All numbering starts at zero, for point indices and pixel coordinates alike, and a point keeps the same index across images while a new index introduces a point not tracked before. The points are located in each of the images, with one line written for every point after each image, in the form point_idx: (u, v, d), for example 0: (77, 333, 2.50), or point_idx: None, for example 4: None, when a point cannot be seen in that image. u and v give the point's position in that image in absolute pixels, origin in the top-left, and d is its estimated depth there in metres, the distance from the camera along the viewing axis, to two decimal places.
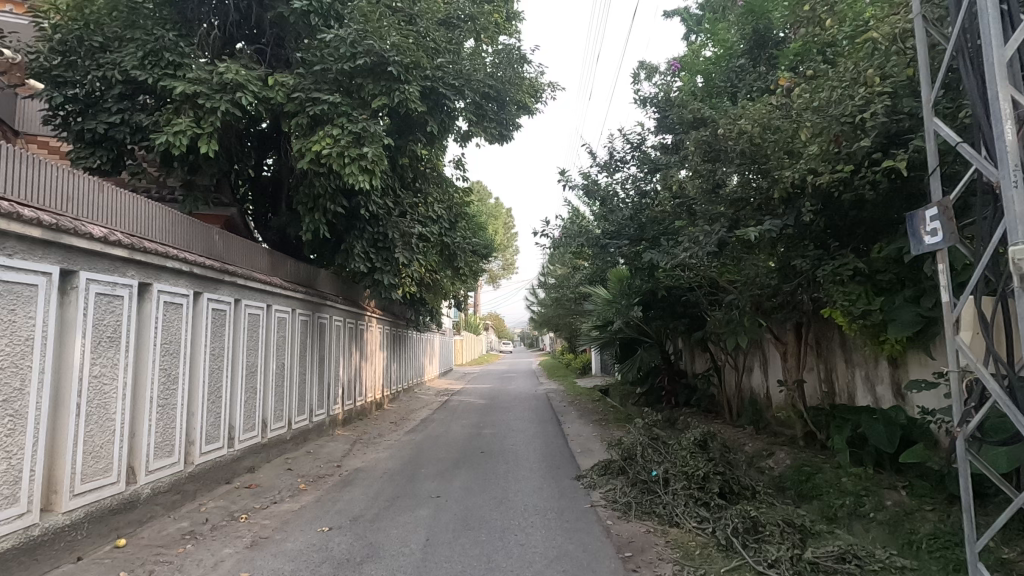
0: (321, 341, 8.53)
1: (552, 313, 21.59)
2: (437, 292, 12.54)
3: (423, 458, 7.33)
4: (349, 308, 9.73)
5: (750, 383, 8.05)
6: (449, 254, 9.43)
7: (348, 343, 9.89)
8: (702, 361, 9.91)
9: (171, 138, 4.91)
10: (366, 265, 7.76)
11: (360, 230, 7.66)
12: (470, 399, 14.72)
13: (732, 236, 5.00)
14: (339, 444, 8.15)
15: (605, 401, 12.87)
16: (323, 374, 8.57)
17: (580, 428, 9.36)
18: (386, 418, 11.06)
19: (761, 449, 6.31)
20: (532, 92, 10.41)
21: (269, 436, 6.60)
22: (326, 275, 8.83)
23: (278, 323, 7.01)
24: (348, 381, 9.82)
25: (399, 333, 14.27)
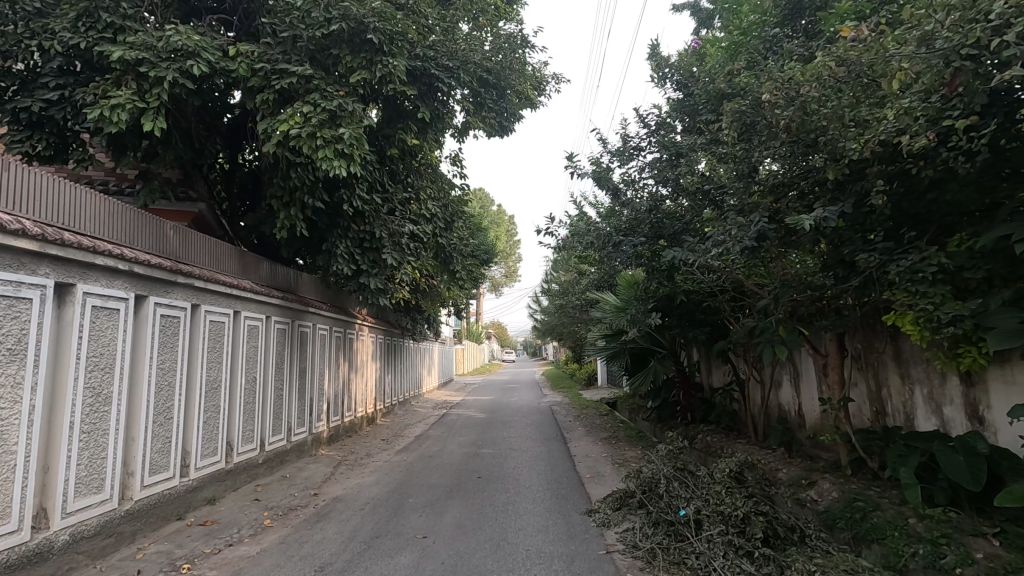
0: (302, 352, 7.72)
1: (555, 321, 20.76)
2: (433, 299, 11.77)
3: (413, 485, 6.50)
4: (334, 315, 8.92)
5: (778, 399, 7.22)
6: (444, 256, 8.67)
7: (334, 354, 9.09)
8: (721, 374, 9.06)
9: (107, 112, 4.14)
10: (351, 268, 7.00)
11: (344, 228, 6.91)
12: (468, 414, 13.85)
13: (772, 227, 4.21)
14: (320, 467, 7.32)
15: (613, 416, 12.01)
16: (304, 389, 7.76)
17: (587, 448, 8.51)
18: (378, 435, 10.23)
19: (800, 477, 5.47)
20: (534, 82, 9.71)
21: (235, 461, 5.78)
22: (308, 279, 8.05)
23: (249, 332, 6.21)
24: (334, 396, 9.01)
25: (394, 343, 13.47)
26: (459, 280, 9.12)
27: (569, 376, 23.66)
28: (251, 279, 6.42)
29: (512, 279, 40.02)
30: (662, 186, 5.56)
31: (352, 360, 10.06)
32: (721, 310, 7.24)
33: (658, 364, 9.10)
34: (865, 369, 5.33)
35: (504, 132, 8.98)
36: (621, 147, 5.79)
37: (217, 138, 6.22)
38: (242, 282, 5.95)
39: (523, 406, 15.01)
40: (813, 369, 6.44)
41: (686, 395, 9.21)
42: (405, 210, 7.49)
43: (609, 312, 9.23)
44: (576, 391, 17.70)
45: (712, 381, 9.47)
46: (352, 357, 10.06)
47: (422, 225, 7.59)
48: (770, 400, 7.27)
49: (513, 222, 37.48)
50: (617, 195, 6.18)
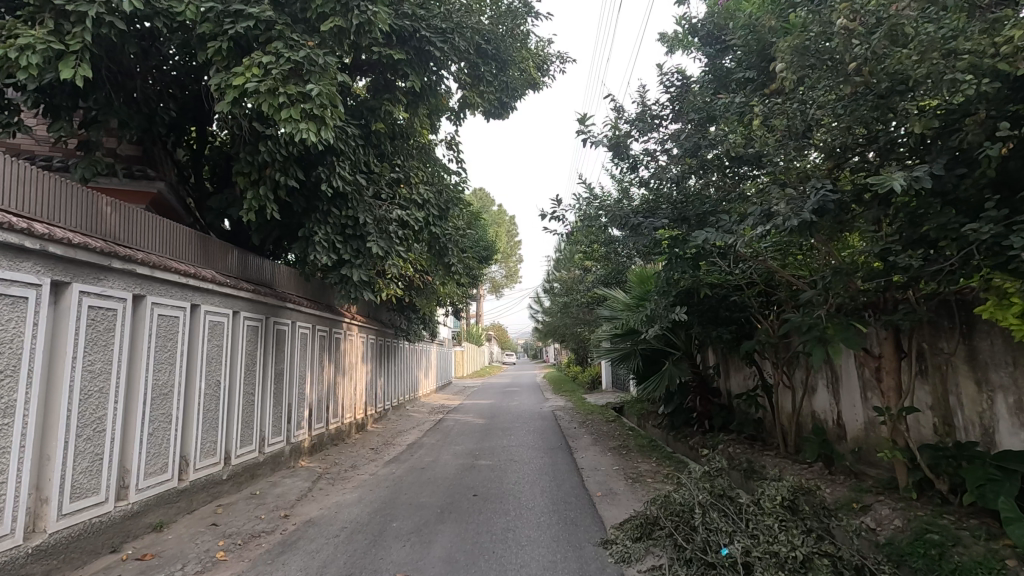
0: (279, 353, 6.93)
1: (557, 322, 19.93)
2: (429, 296, 10.98)
3: (399, 505, 5.70)
4: (318, 313, 8.15)
5: (811, 406, 6.44)
6: (438, 248, 7.90)
7: (318, 356, 8.29)
8: (740, 378, 8.29)
9: (15, 53, 3.46)
10: (332, 258, 6.22)
11: (323, 213, 6.19)
12: (465, 419, 13.01)
13: (831, 198, 3.43)
14: (297, 481, 6.52)
15: (620, 423, 11.18)
16: (280, 394, 6.97)
17: (596, 460, 7.71)
18: (367, 444, 9.43)
19: (850, 499, 4.67)
20: (538, 61, 8.95)
21: (191, 478, 4.98)
22: (287, 271, 7.28)
23: (213, 329, 5.42)
24: (318, 402, 8.21)
25: (387, 344, 12.66)
26: (455, 275, 8.33)
27: (571, 379, 22.81)
28: (216, 268, 5.63)
29: (513, 279, 39.17)
30: (688, 157, 4.79)
31: (339, 362, 9.28)
32: (749, 305, 6.46)
33: (675, 364, 8.32)
34: (926, 372, 4.55)
35: (504, 111, 8.18)
36: (641, 114, 5.02)
37: (176, 106, 5.48)
38: (202, 271, 5.17)
39: (523, 411, 14.19)
40: (856, 373, 5.67)
41: (703, 401, 8.44)
42: (394, 194, 6.72)
43: (620, 309, 8.46)
44: (579, 395, 16.86)
45: (730, 388, 8.71)
46: (339, 359, 9.28)
47: (412, 211, 6.82)
48: (802, 408, 6.48)
49: (514, 221, 36.64)
50: (635, 171, 5.43)
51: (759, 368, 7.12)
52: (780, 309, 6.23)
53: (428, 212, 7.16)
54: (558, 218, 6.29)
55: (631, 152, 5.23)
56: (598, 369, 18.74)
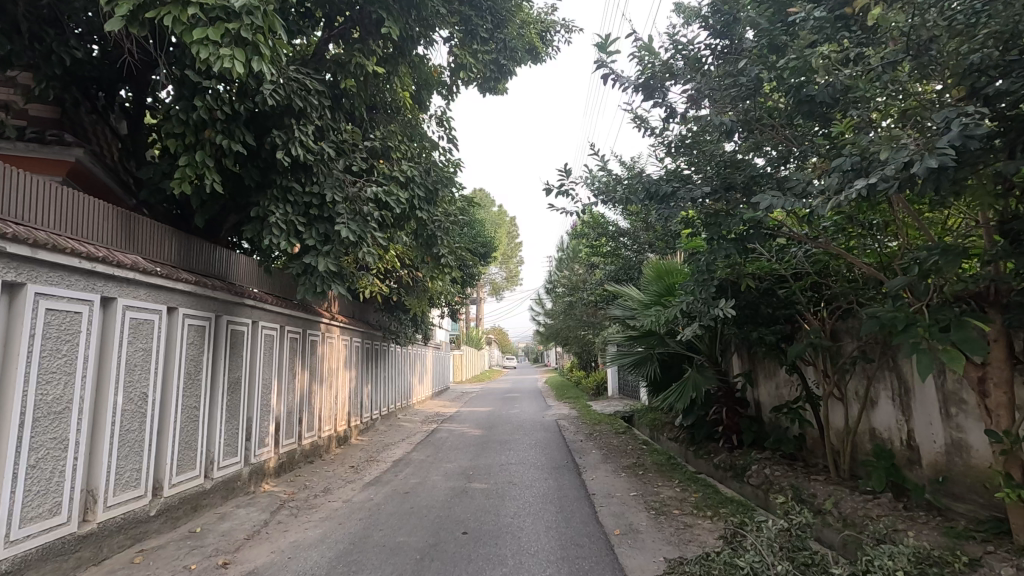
0: (236, 358, 5.86)
1: (560, 325, 18.82)
2: (420, 295, 9.92)
3: (371, 545, 4.63)
4: (287, 312, 7.09)
5: (870, 423, 5.37)
6: (426, 235, 6.85)
7: (288, 362, 7.22)
8: (772, 386, 7.24)
9: None
10: (293, 243, 5.15)
11: (282, 189, 5.13)
12: (461, 430, 11.90)
13: (968, 134, 2.38)
14: (252, 513, 5.42)
15: (632, 435, 10.08)
16: (237, 407, 5.89)
17: (609, 483, 6.62)
18: (347, 461, 8.33)
19: (950, 549, 3.59)
20: (541, 28, 7.94)
21: (101, 519, 3.90)
22: (247, 263, 6.21)
23: (138, 329, 4.35)
24: (287, 416, 7.13)
25: (376, 349, 11.61)
26: (444, 268, 7.28)
27: (574, 385, 21.63)
28: (145, 254, 4.55)
29: (513, 283, 38.00)
30: (733, 105, 3.80)
31: (315, 369, 8.21)
32: (795, 300, 5.41)
33: (698, 370, 7.26)
34: None
35: (505, 73, 6.93)
36: (671, 56, 4.02)
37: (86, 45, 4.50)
38: (120, 256, 4.11)
39: (524, 420, 13.06)
40: (934, 384, 4.59)
41: (730, 413, 7.37)
42: (370, 169, 5.68)
43: (636, 306, 7.41)
44: (583, 403, 15.72)
45: (760, 398, 7.64)
46: (315, 365, 8.21)
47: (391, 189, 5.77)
48: (858, 425, 5.41)
49: (514, 222, 35.62)
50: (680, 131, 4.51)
51: (802, 376, 6.03)
52: (833, 306, 5.18)
53: (412, 192, 6.13)
54: (565, 193, 5.26)
55: (666, 101, 4.17)
56: (603, 375, 17.61)
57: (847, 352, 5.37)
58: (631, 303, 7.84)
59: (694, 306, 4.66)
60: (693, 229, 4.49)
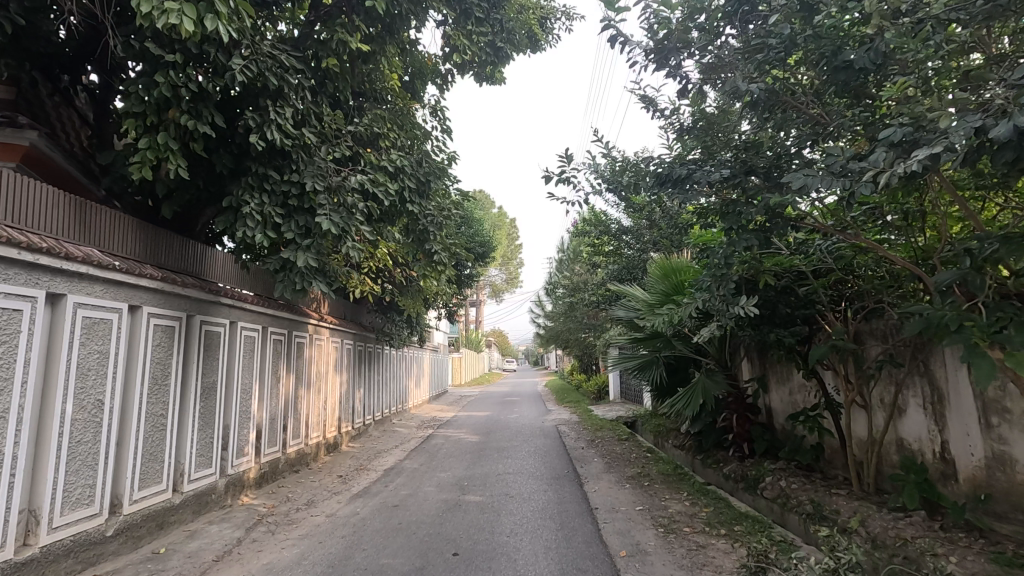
0: (211, 361, 5.43)
1: (561, 327, 18.38)
2: (414, 296, 9.51)
3: (352, 568, 4.19)
4: (270, 312, 6.66)
5: (898, 433, 4.93)
6: (418, 230, 6.42)
7: (271, 365, 6.78)
8: (786, 392, 6.80)
9: None
10: (270, 237, 4.73)
11: (258, 178, 4.70)
12: (457, 435, 11.47)
13: None
14: (225, 530, 4.97)
15: (635, 442, 9.65)
16: (213, 413, 5.46)
17: (613, 496, 6.19)
18: (336, 470, 7.89)
19: None
20: (542, 13, 7.53)
21: (44, 542, 3.47)
22: (224, 259, 5.78)
23: (93, 329, 3.92)
24: (269, 422, 6.69)
25: (369, 352, 11.18)
26: (437, 266, 6.89)
27: (575, 389, 21.18)
28: (103, 247, 4.12)
29: (513, 285, 37.56)
30: (762, 74, 3.37)
31: (302, 372, 7.78)
32: (816, 299, 4.98)
33: (707, 375, 6.83)
34: None
35: (501, 56, 6.58)
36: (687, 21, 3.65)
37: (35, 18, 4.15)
38: (71, 248, 3.68)
39: (522, 426, 12.61)
40: (972, 391, 4.15)
41: (741, 420, 6.94)
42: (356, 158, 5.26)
43: (642, 307, 6.99)
44: (583, 407, 15.31)
45: (771, 404, 7.21)
46: (302, 369, 7.78)
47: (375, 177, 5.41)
48: (885, 436, 4.97)
49: (514, 224, 35.25)
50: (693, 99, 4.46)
51: (822, 382, 5.59)
52: (859, 306, 4.75)
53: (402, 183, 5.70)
54: (566, 180, 4.87)
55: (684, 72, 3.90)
56: (605, 378, 17.17)
57: (873, 356, 4.94)
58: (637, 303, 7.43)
59: (709, 303, 4.17)
60: (709, 217, 4.11)
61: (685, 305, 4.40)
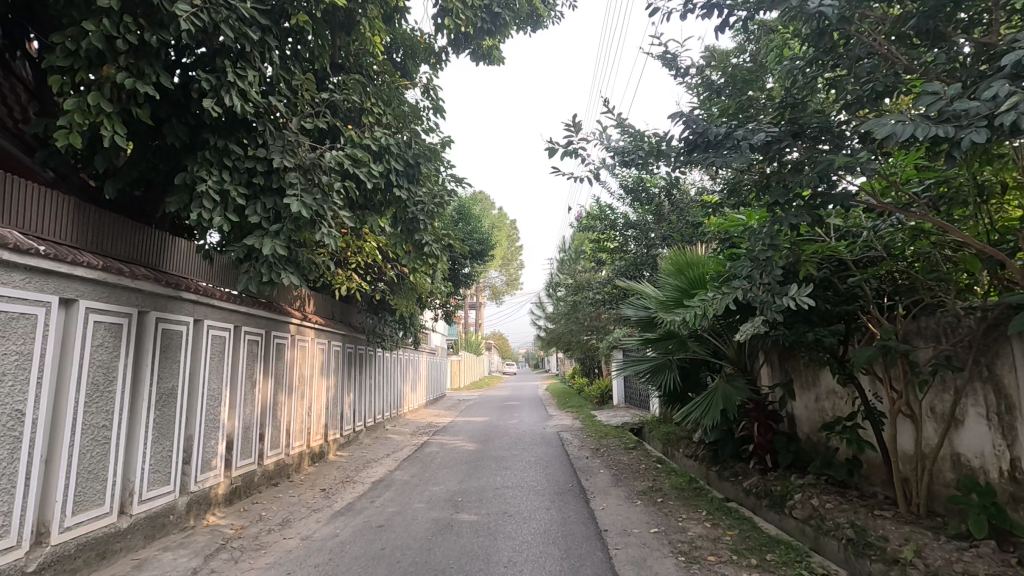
0: (170, 364, 4.80)
1: (563, 329, 17.74)
2: (407, 294, 8.90)
3: None
4: (245, 310, 6.03)
5: (951, 447, 4.31)
6: (407, 219, 5.80)
7: (245, 369, 6.15)
8: (814, 398, 6.15)
9: None
10: (231, 220, 4.10)
11: (216, 152, 4.08)
12: (454, 443, 10.82)
13: None
14: (180, 558, 4.32)
15: (643, 451, 9.00)
16: (173, 423, 4.83)
17: (622, 515, 5.55)
18: (319, 482, 7.25)
19: None
20: None
21: None
22: (189, 250, 5.15)
23: (10, 326, 3.29)
24: (243, 432, 6.06)
25: (360, 355, 10.55)
26: (428, 259, 6.24)
27: (576, 393, 20.53)
28: (29, 230, 3.49)
29: (513, 287, 36.91)
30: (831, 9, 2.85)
31: (282, 376, 7.15)
32: (859, 293, 4.36)
33: (727, 379, 6.18)
34: None
35: (500, 24, 6.25)
36: None
37: None
38: None
39: (523, 432, 11.94)
40: None
41: (763, 430, 6.32)
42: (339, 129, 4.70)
43: (655, 305, 6.37)
44: (586, 412, 14.64)
45: (795, 411, 6.58)
46: (282, 372, 7.14)
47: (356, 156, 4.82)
48: (938, 450, 4.33)
49: (514, 225, 34.67)
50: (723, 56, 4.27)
51: (861, 389, 4.95)
52: (911, 301, 4.14)
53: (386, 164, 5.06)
54: (574, 153, 4.29)
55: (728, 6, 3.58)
56: (609, 383, 16.51)
57: (923, 359, 4.32)
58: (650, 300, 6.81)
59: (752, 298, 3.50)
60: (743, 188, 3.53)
61: (716, 299, 3.66)
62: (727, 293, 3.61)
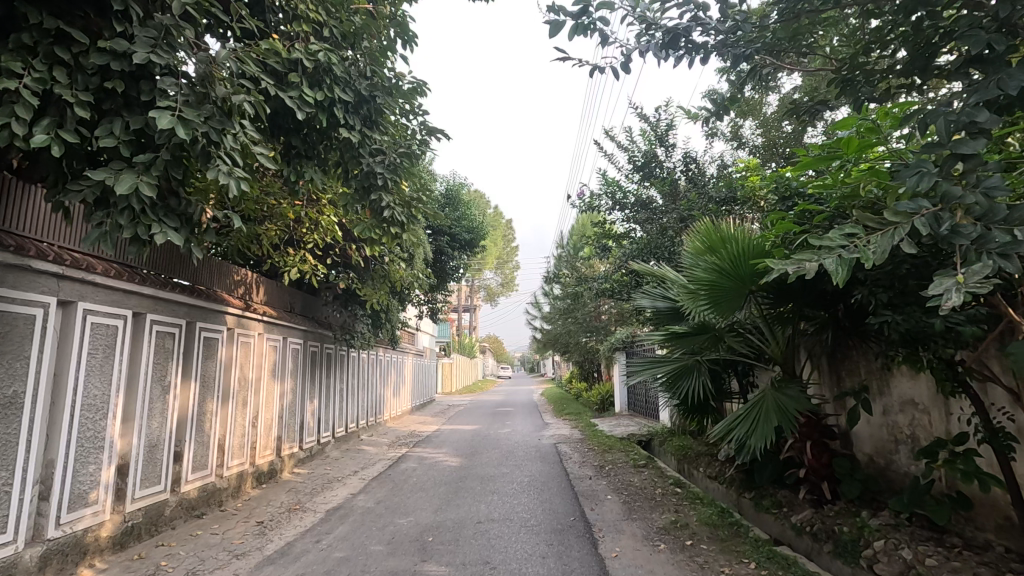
0: (9, 362, 3.38)
1: (561, 330, 16.38)
2: (377, 284, 7.47)
3: None
4: (150, 292, 4.62)
5: None
6: (362, 174, 4.42)
7: (152, 369, 4.73)
8: (887, 411, 4.79)
9: None
10: (72, 141, 2.70)
11: (46, 37, 2.66)
12: (435, 456, 9.41)
13: None
14: None
15: (657, 470, 7.61)
16: (13, 445, 3.40)
17: (643, 567, 4.16)
18: (258, 511, 5.82)
19: None
20: None
21: None
22: (49, 204, 3.72)
23: None
24: (147, 453, 4.65)
25: (326, 355, 9.11)
26: (389, 229, 4.90)
27: (574, 399, 19.11)
28: None
29: (511, 288, 35.45)
30: None
31: (213, 380, 5.72)
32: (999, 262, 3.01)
33: (776, 386, 4.77)
34: None
35: None
36: None
37: None
38: None
39: (516, 444, 10.54)
40: None
41: (817, 451, 4.97)
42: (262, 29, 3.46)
43: (689, 298, 5.03)
44: (586, 420, 13.28)
45: (856, 427, 5.21)
46: (213, 374, 5.72)
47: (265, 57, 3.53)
48: None
49: (509, 224, 33.34)
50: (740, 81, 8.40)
51: (980, 401, 3.59)
52: None
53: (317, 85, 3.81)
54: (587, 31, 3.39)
55: None
56: (609, 388, 15.15)
57: None
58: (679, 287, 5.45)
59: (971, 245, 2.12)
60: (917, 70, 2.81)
61: (874, 239, 2.42)
62: (897, 225, 2.40)
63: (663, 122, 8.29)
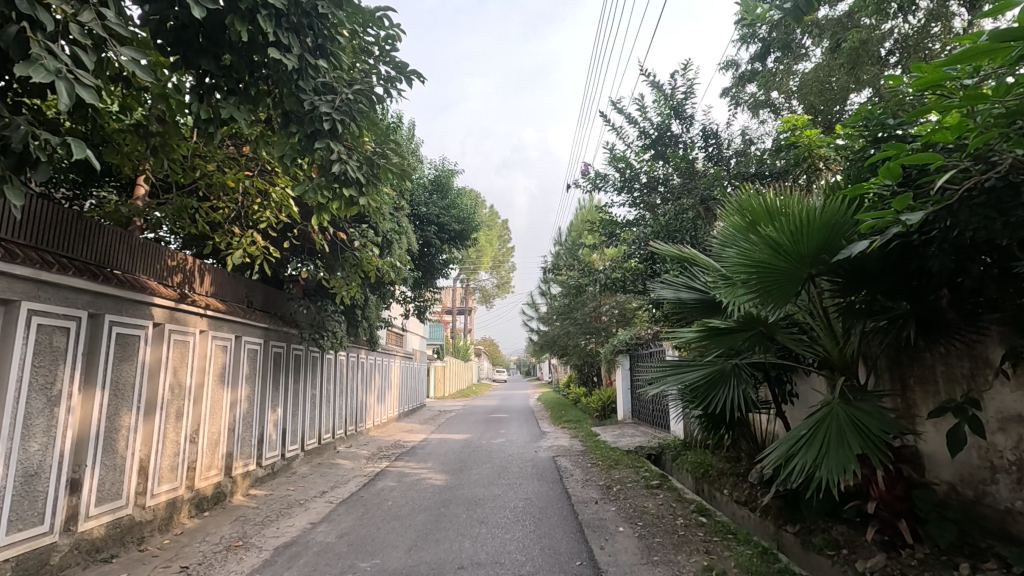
0: None
1: (559, 331, 15.34)
2: (348, 273, 6.36)
3: None
4: (27, 273, 3.49)
5: None
6: (307, 116, 3.35)
7: (32, 374, 3.63)
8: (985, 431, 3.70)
9: None
10: None
11: None
12: (418, 472, 8.31)
13: None
14: None
15: (672, 492, 6.53)
16: None
17: None
18: (190, 549, 4.69)
19: None
20: None
21: None
22: None
23: None
24: (19, 484, 3.52)
25: (293, 357, 7.99)
26: (346, 193, 3.82)
27: (572, 404, 18.06)
28: None
29: (507, 289, 34.40)
30: None
31: (132, 386, 4.61)
32: None
33: (846, 397, 3.66)
34: None
35: None
36: None
37: None
38: None
39: (510, 457, 9.45)
40: None
41: (890, 481, 3.87)
42: None
43: (732, 288, 3.93)
44: (587, 429, 12.20)
45: (935, 449, 4.12)
46: (132, 379, 4.60)
47: None
48: None
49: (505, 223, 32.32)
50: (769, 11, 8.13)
51: None
52: None
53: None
54: None
55: None
56: (610, 393, 14.11)
57: None
58: (716, 274, 4.35)
59: None
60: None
61: None
62: None
63: (680, 91, 7.24)
